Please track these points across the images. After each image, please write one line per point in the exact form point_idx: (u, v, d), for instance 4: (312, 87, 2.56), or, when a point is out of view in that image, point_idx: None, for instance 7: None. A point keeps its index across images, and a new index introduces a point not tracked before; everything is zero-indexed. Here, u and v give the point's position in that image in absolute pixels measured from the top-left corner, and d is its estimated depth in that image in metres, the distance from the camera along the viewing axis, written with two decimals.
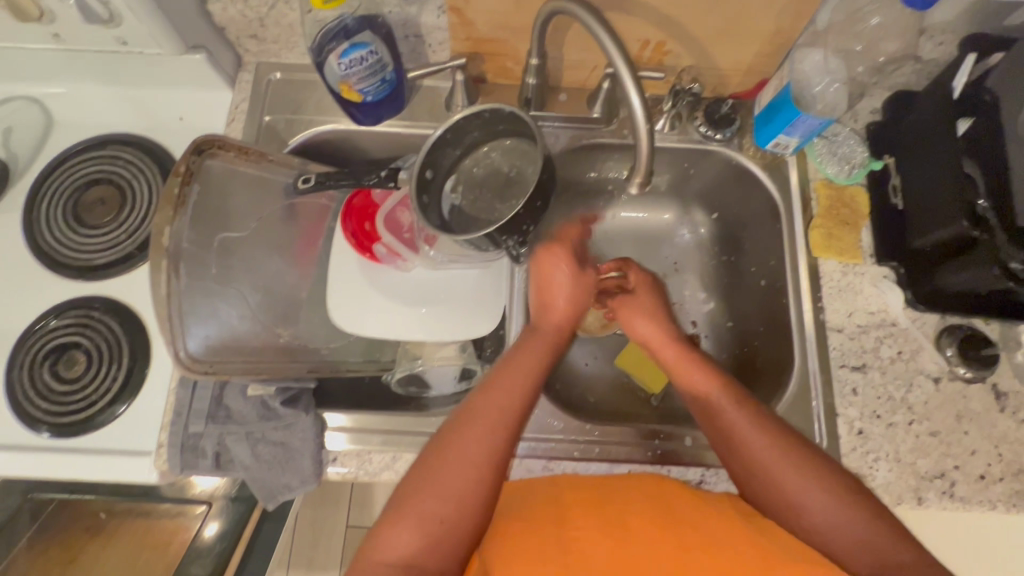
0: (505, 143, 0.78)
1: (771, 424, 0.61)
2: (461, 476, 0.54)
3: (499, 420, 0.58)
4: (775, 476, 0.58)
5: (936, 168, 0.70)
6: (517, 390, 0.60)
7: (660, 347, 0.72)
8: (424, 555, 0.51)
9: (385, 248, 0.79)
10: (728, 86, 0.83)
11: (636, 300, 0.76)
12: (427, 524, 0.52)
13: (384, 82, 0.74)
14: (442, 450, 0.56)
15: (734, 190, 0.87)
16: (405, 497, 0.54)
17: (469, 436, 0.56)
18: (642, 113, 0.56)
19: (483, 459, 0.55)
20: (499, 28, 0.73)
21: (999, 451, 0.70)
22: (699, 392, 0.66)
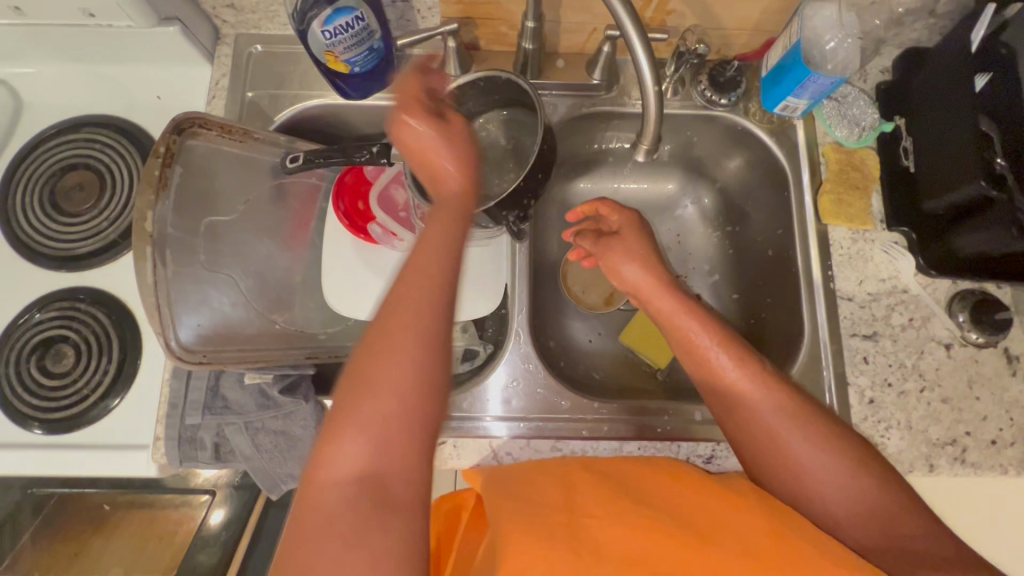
0: (502, 113, 0.75)
1: (775, 383, 0.59)
2: (399, 376, 0.45)
3: (429, 305, 0.48)
4: (785, 452, 0.56)
5: (952, 127, 0.68)
6: (443, 265, 0.50)
7: (650, 294, 0.69)
8: (380, 462, 0.44)
9: (380, 228, 0.75)
10: (733, 47, 0.79)
11: (619, 243, 0.73)
12: (374, 436, 0.44)
13: (373, 51, 0.69)
14: (371, 348, 0.46)
15: (740, 157, 0.84)
16: (341, 413, 0.45)
17: (398, 323, 0.47)
18: (650, 75, 0.53)
19: (424, 353, 0.46)
20: None
21: (1010, 415, 0.70)
22: (694, 343, 0.64)
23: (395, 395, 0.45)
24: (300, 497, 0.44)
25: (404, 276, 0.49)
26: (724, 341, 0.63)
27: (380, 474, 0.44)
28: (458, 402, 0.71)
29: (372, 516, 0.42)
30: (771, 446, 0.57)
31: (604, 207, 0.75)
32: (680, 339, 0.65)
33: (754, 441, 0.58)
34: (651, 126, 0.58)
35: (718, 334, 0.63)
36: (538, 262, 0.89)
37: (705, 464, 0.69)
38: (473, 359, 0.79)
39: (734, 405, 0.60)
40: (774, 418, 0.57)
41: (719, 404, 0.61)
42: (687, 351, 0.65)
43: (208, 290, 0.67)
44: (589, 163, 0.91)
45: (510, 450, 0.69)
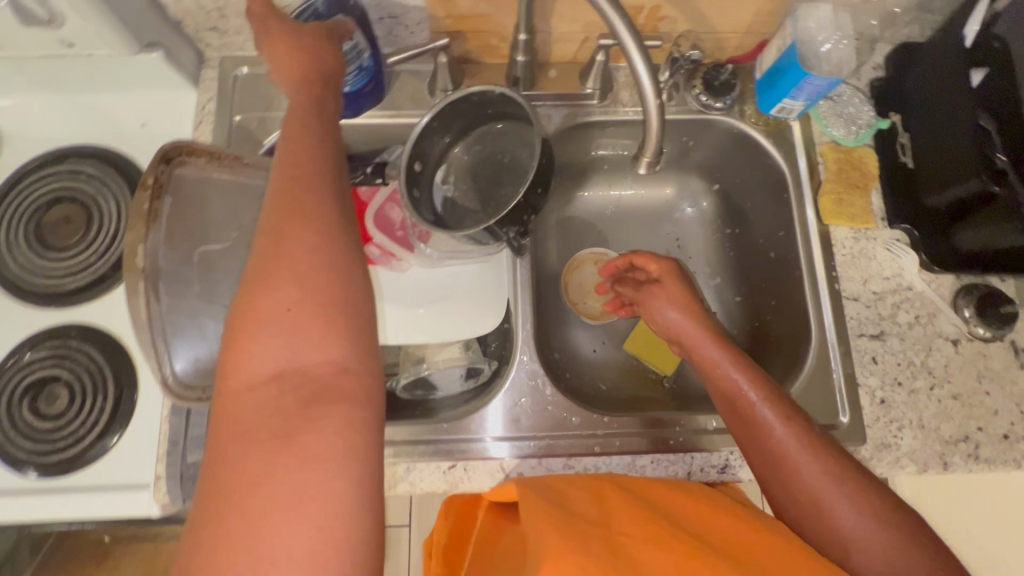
0: (496, 127, 0.74)
1: (820, 442, 0.57)
2: (304, 263, 0.42)
3: (321, 187, 0.45)
4: (827, 509, 0.54)
5: (950, 124, 0.68)
6: (323, 151, 0.47)
7: (694, 343, 0.68)
8: (296, 354, 0.40)
9: (378, 249, 0.74)
10: (726, 50, 0.79)
11: (663, 291, 0.72)
12: (289, 328, 0.40)
13: (362, 70, 0.68)
14: (264, 242, 0.42)
15: (737, 159, 0.84)
16: (246, 315, 0.41)
17: (285, 210, 0.43)
18: (650, 86, 0.53)
19: (325, 237, 0.43)
20: (481, 2, 0.67)
21: (1021, 409, 0.69)
22: (739, 396, 0.62)
23: (303, 283, 0.41)
24: (216, 411, 0.40)
25: (290, 163, 0.45)
26: (769, 395, 0.61)
27: (307, 364, 0.40)
28: (467, 424, 0.70)
29: (307, 405, 0.39)
30: (809, 499, 0.55)
31: (645, 256, 0.75)
32: (723, 390, 0.64)
33: (791, 493, 0.57)
34: (653, 139, 0.57)
35: (762, 387, 0.61)
36: (538, 273, 0.88)
37: (719, 474, 0.69)
38: (477, 376, 0.78)
39: (778, 463, 0.57)
40: (820, 480, 0.55)
41: (762, 462, 0.59)
42: (729, 404, 0.63)
43: (205, 321, 0.65)
44: (585, 171, 0.90)
45: (519, 470, 0.68)
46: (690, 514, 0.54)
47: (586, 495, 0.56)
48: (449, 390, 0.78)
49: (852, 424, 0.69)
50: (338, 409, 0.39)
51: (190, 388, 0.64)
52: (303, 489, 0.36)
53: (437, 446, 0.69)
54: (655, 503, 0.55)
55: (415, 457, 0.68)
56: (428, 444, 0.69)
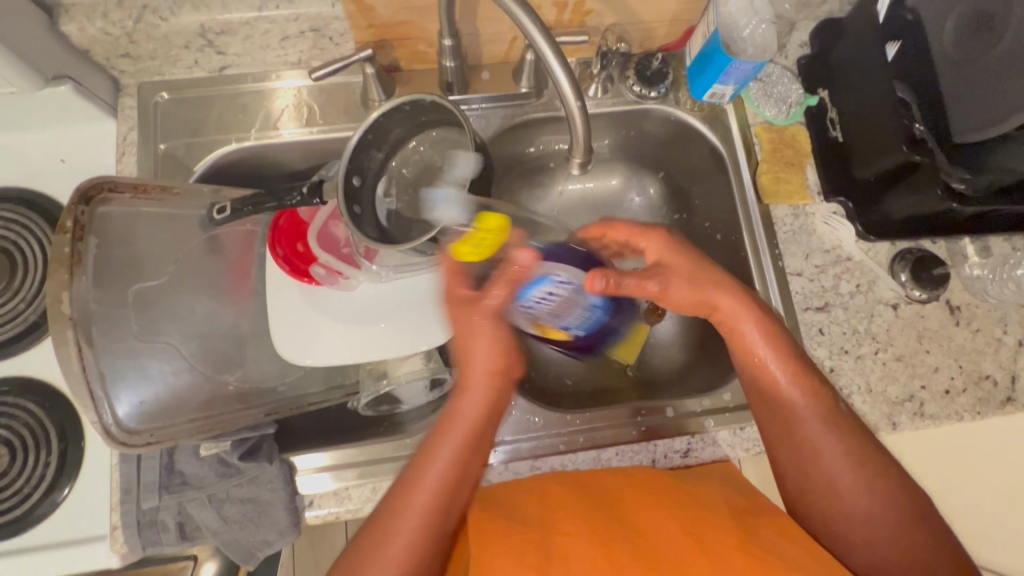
0: (431, 135, 0.73)
1: (838, 422, 0.61)
2: (408, 541, 0.57)
3: (433, 503, 0.58)
4: (838, 492, 0.60)
5: (869, 98, 0.70)
6: (459, 467, 0.60)
7: (726, 315, 0.65)
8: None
9: (324, 269, 0.72)
10: (656, 40, 0.80)
11: (671, 272, 0.65)
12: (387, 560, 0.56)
13: (587, 310, 0.68)
14: (407, 492, 0.58)
15: (677, 145, 0.85)
16: (369, 547, 0.57)
17: (428, 474, 0.59)
18: (569, 85, 0.53)
19: (453, 505, 0.59)
20: (402, 9, 0.65)
21: (959, 364, 0.73)
22: (765, 369, 0.63)
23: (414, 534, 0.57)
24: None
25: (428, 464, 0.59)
26: (800, 378, 0.62)
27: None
28: None
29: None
30: (823, 490, 0.60)
31: (626, 228, 0.67)
32: (755, 369, 0.64)
33: (800, 461, 0.62)
34: (581, 142, 0.58)
35: (795, 374, 0.63)
36: None
37: (683, 458, 0.70)
38: (442, 386, 0.79)
39: (797, 445, 0.62)
40: (839, 469, 0.60)
41: (780, 444, 0.63)
42: (758, 385, 0.64)
43: (148, 361, 0.64)
44: (532, 169, 0.89)
45: (488, 477, 0.69)
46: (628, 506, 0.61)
47: (530, 497, 0.62)
48: (414, 403, 0.78)
49: None
50: None
51: (132, 435, 0.61)
52: None
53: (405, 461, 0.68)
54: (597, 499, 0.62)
55: (379, 477, 0.67)
56: (395, 460, 0.68)
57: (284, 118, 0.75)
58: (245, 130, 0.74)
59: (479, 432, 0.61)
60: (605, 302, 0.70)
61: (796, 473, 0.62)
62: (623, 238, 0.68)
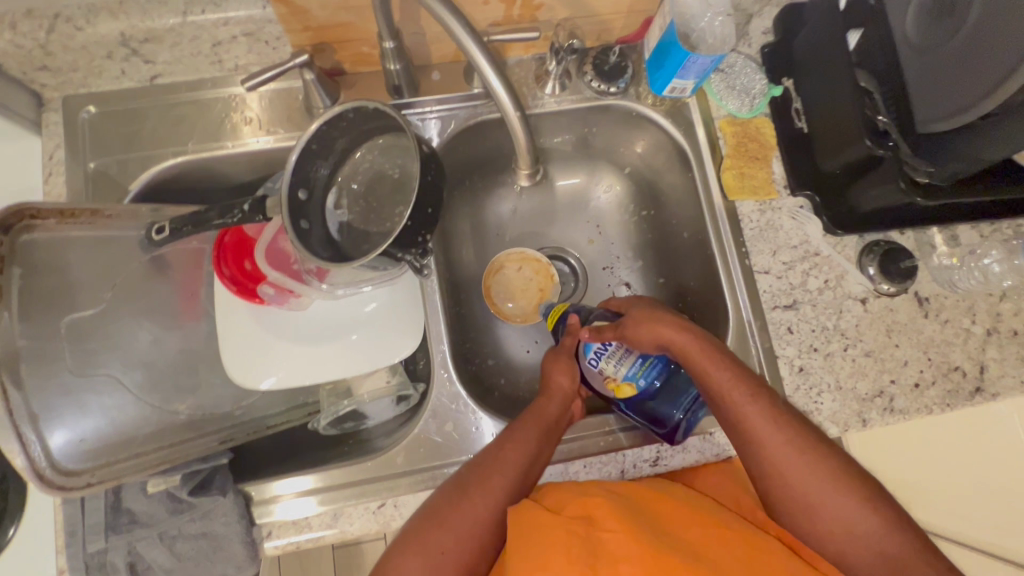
0: (379, 142, 0.70)
1: (811, 445, 0.60)
2: (507, 478, 0.60)
3: (501, 499, 0.59)
4: (816, 501, 0.59)
5: (831, 89, 0.68)
6: (529, 470, 0.61)
7: (675, 344, 0.64)
8: (474, 506, 0.58)
9: (273, 287, 0.68)
10: (613, 32, 0.76)
11: (628, 318, 0.67)
12: (486, 489, 0.59)
13: (647, 359, 0.67)
14: (511, 439, 0.62)
15: (641, 140, 0.82)
16: (478, 472, 0.60)
17: (528, 431, 0.62)
18: (507, 99, 0.58)
19: (542, 459, 0.63)
20: (338, 10, 0.61)
21: (928, 356, 0.72)
22: (725, 394, 0.61)
23: (516, 469, 0.60)
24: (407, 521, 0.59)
25: (501, 462, 0.60)
26: (757, 395, 0.61)
27: (475, 513, 0.58)
28: (393, 458, 0.68)
29: (444, 520, 0.57)
30: (804, 500, 0.59)
31: (616, 300, 0.74)
32: (722, 406, 0.62)
33: (770, 474, 0.60)
34: (526, 156, 0.68)
35: (753, 391, 0.61)
36: (458, 282, 0.85)
37: (653, 467, 0.69)
38: (409, 399, 0.76)
39: (772, 466, 0.60)
40: (819, 483, 0.59)
41: (755, 466, 0.61)
42: (726, 418, 0.62)
43: (88, 397, 0.61)
44: (494, 170, 0.86)
45: None
46: (664, 515, 0.59)
47: (570, 499, 0.59)
48: (381, 417, 0.76)
49: None
50: (457, 534, 0.57)
51: (69, 478, 0.58)
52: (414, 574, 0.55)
53: (390, 480, 0.67)
54: (637, 509, 0.59)
55: (342, 502, 0.66)
56: (380, 479, 0.67)
57: (245, 129, 0.71)
58: (184, 143, 0.70)
59: (551, 438, 0.64)
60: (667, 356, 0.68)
61: (765, 478, 0.61)
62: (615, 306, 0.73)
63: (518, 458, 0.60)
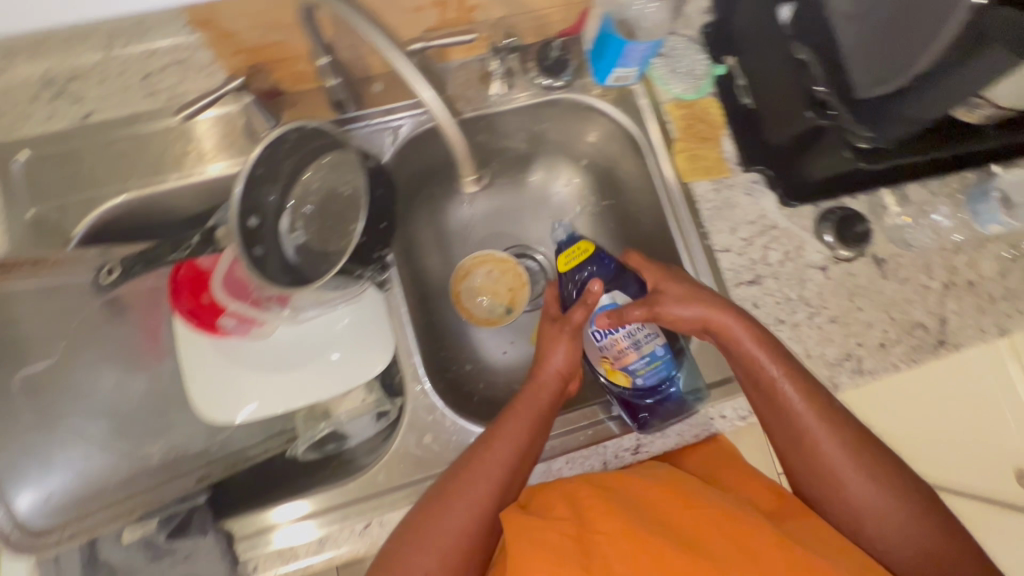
0: (325, 160, 0.70)
1: (860, 447, 0.60)
2: (495, 468, 0.60)
3: (493, 490, 0.59)
4: (861, 510, 0.59)
5: (772, 66, 0.70)
6: (521, 459, 0.61)
7: (718, 324, 0.64)
8: (462, 499, 0.58)
9: (233, 318, 0.67)
10: (552, 26, 0.76)
11: (662, 296, 0.66)
12: (473, 479, 0.59)
13: (653, 359, 0.68)
14: (499, 427, 0.62)
15: (592, 130, 0.83)
16: (467, 462, 0.61)
17: (515, 419, 0.63)
18: (439, 107, 0.57)
19: (533, 445, 0.63)
20: (266, 30, 0.60)
21: (890, 315, 0.74)
22: (777, 391, 0.62)
23: (503, 456, 0.61)
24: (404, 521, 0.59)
25: (492, 452, 0.61)
26: (799, 381, 0.62)
27: (465, 506, 0.58)
28: (373, 477, 0.67)
29: (432, 515, 0.58)
30: (847, 506, 0.60)
31: (637, 256, 0.71)
32: (774, 404, 0.62)
33: (816, 476, 0.61)
34: (467, 159, 0.66)
35: (795, 377, 0.62)
36: (426, 292, 0.84)
37: (635, 455, 0.69)
38: (389, 414, 0.75)
39: (822, 468, 0.61)
40: (869, 489, 0.59)
41: (804, 469, 0.62)
42: (772, 414, 0.63)
43: (54, 452, 0.61)
44: (451, 175, 0.86)
45: None
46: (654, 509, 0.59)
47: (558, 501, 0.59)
48: (362, 436, 0.75)
49: None
50: (446, 529, 0.57)
51: (40, 536, 0.59)
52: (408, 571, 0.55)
53: (377, 500, 0.66)
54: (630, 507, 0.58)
55: (326, 526, 0.65)
56: (366, 499, 0.66)
57: (187, 160, 0.69)
58: (134, 180, 0.68)
59: (542, 422, 0.64)
60: (671, 360, 0.69)
61: (811, 482, 0.62)
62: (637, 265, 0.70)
63: (507, 445, 0.61)
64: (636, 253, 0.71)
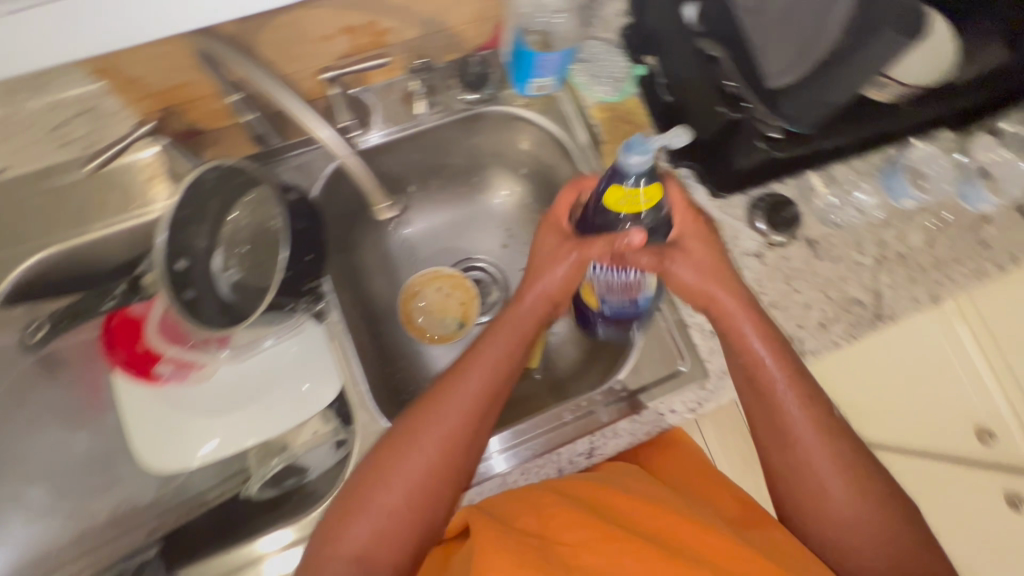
0: (247, 198, 0.69)
1: (850, 459, 0.60)
2: (467, 392, 0.60)
3: (463, 414, 0.59)
4: (837, 524, 0.59)
5: (682, 63, 0.69)
6: (502, 374, 0.62)
7: (721, 309, 0.64)
8: (434, 423, 0.59)
9: (172, 364, 0.66)
10: (469, 41, 0.77)
11: (683, 253, 0.63)
12: (443, 403, 0.60)
13: (630, 303, 0.67)
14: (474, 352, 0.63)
15: (524, 140, 0.83)
16: (441, 386, 0.61)
17: (489, 344, 0.63)
18: (340, 145, 0.59)
19: (506, 368, 0.63)
20: (171, 72, 0.59)
21: (827, 295, 0.76)
22: (773, 393, 0.62)
23: (475, 379, 0.61)
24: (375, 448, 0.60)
25: (473, 368, 0.62)
26: (799, 383, 0.62)
27: (435, 430, 0.58)
28: None
29: (401, 439, 0.59)
30: (823, 516, 0.59)
31: (676, 188, 0.63)
32: (767, 405, 0.62)
33: (798, 483, 0.61)
34: (377, 190, 0.68)
35: (796, 378, 0.62)
36: (375, 315, 0.84)
37: (589, 459, 0.71)
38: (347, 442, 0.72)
39: (804, 476, 0.60)
40: (851, 503, 0.59)
41: (785, 479, 0.62)
42: (764, 416, 0.63)
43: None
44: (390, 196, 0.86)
45: None
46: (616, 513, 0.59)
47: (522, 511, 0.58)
48: (321, 466, 0.72)
49: (691, 364, 0.71)
50: (415, 453, 0.58)
51: None
52: (375, 496, 0.56)
53: None
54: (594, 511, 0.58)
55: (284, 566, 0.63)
56: None
57: (109, 207, 0.68)
58: (60, 233, 0.67)
59: (517, 346, 0.64)
60: (647, 305, 0.68)
61: (788, 490, 0.62)
62: (672, 198, 0.64)
63: (479, 368, 0.62)
64: (674, 182, 0.64)
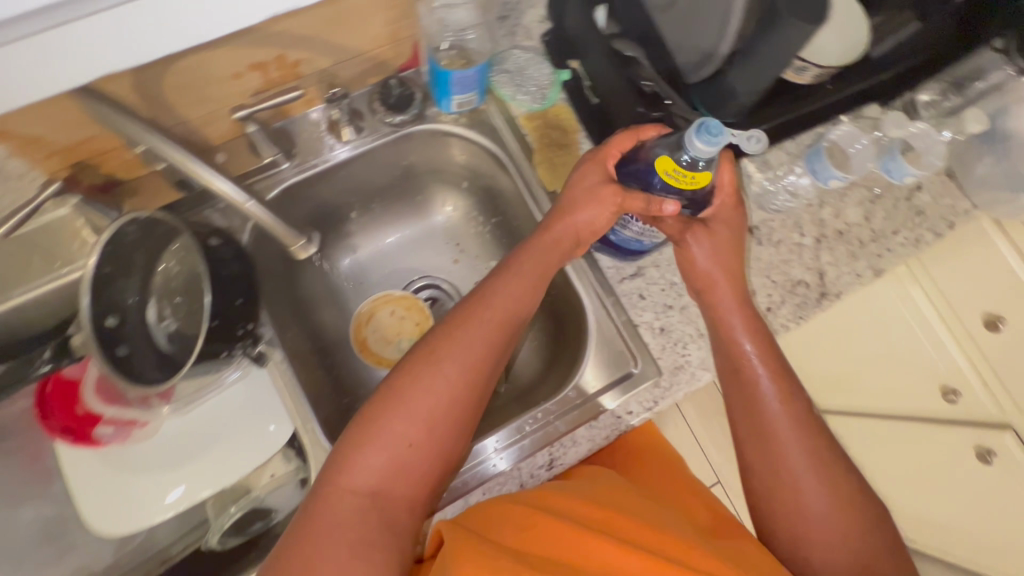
0: (173, 247, 0.67)
1: (826, 459, 0.60)
2: (488, 324, 0.59)
3: (483, 346, 0.58)
4: (809, 525, 0.59)
5: (597, 69, 0.70)
6: (518, 309, 0.61)
7: (714, 299, 0.65)
8: (456, 352, 0.57)
9: (111, 426, 0.66)
10: (389, 62, 0.76)
11: (712, 231, 0.64)
12: (461, 334, 0.58)
13: (634, 240, 0.69)
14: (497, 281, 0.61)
15: (459, 154, 0.83)
16: (462, 314, 0.60)
17: (511, 276, 0.62)
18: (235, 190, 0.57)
19: (524, 301, 0.62)
20: (74, 129, 0.57)
21: (771, 279, 0.76)
22: (757, 387, 0.62)
23: (497, 309, 0.60)
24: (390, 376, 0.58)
25: (493, 300, 0.60)
26: (781, 381, 0.62)
27: (457, 360, 0.57)
28: None
29: (416, 370, 0.56)
30: (795, 514, 0.59)
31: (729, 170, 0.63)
32: (749, 399, 0.63)
33: (774, 479, 0.60)
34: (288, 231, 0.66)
35: (777, 376, 0.63)
36: (327, 346, 0.83)
37: (550, 470, 0.70)
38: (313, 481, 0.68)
39: (782, 472, 0.60)
40: (823, 503, 0.58)
41: (760, 478, 0.61)
42: (746, 411, 0.63)
43: None
44: (330, 225, 0.84)
45: None
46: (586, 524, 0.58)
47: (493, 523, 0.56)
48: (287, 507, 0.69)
49: (642, 361, 0.72)
50: (436, 381, 0.56)
51: None
52: (390, 426, 0.54)
53: None
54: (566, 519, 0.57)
55: None
56: None
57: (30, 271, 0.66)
58: None
59: (540, 278, 0.62)
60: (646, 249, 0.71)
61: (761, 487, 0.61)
62: (720, 180, 0.63)
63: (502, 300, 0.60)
64: (729, 162, 0.62)
